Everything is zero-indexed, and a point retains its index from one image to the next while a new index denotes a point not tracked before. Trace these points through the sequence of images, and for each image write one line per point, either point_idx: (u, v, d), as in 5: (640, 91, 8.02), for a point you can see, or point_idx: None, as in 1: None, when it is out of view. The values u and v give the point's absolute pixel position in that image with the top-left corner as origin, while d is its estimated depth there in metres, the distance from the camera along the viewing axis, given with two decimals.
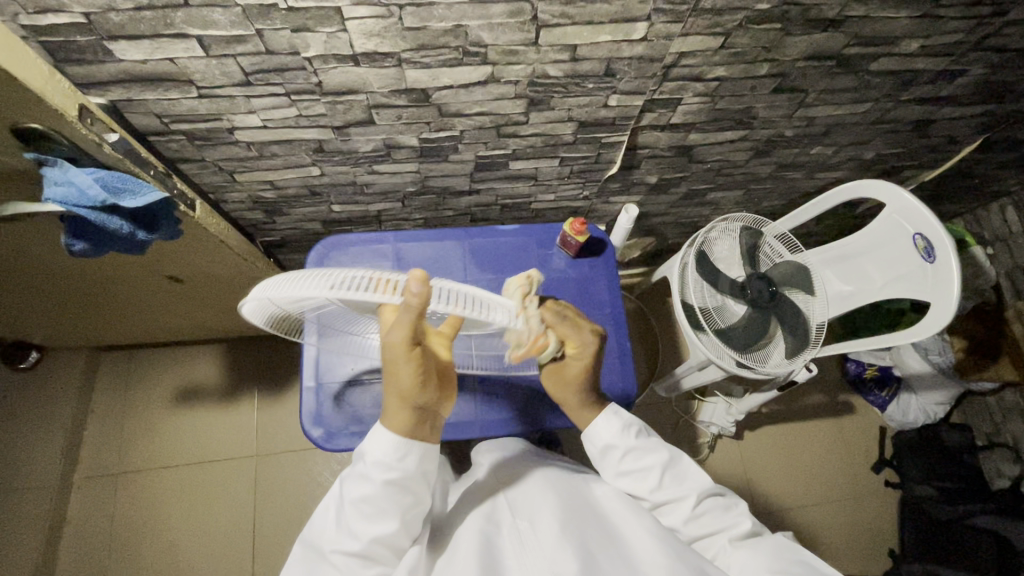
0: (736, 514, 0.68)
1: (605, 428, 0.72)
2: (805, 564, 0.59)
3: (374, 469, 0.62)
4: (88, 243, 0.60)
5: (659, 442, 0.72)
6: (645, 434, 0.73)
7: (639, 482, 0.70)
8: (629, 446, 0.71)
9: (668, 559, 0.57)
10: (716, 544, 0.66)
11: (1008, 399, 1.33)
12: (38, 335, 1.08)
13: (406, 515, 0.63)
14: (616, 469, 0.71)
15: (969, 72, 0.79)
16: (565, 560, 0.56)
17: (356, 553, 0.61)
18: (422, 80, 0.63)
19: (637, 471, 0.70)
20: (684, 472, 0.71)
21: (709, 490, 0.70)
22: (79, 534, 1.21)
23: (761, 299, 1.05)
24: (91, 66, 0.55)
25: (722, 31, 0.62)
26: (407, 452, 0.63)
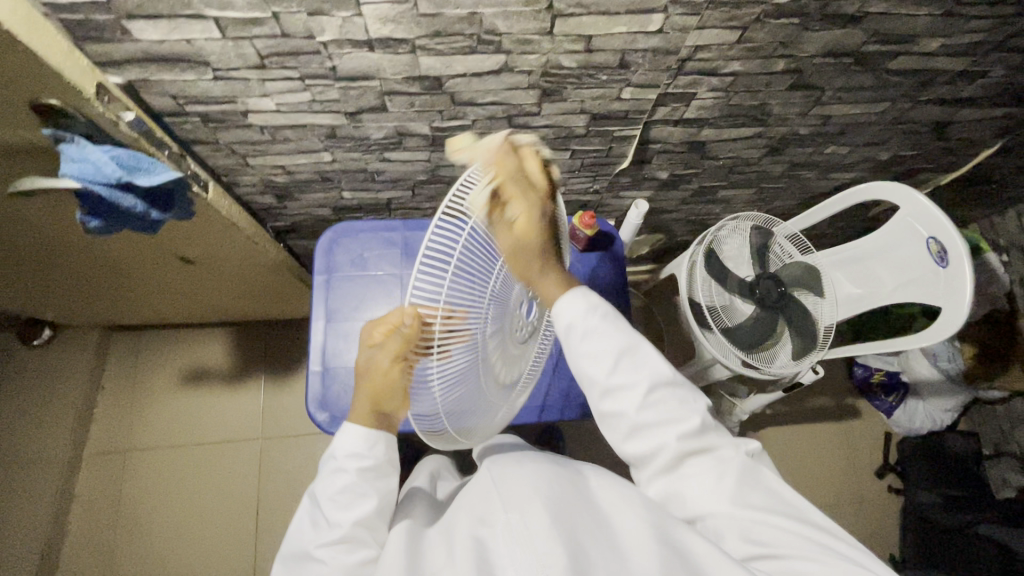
0: (689, 410, 0.63)
1: (568, 305, 0.61)
2: (768, 490, 0.62)
3: (346, 459, 0.64)
4: (103, 220, 0.60)
5: (621, 326, 0.64)
6: (607, 315, 0.64)
7: (592, 366, 0.62)
8: (589, 325, 0.62)
9: (660, 546, 0.55)
10: (663, 435, 0.62)
11: (1016, 408, 1.31)
12: (51, 312, 1.09)
13: (383, 498, 0.65)
14: (570, 346, 0.63)
15: (990, 73, 0.78)
16: (554, 558, 0.53)
17: (337, 542, 0.61)
18: (436, 68, 0.63)
19: (593, 356, 0.62)
20: (642, 360, 0.63)
21: (667, 380, 0.64)
22: (87, 510, 1.24)
23: (769, 298, 1.04)
24: (110, 44, 0.56)
25: (739, 24, 0.62)
26: (376, 441, 0.65)
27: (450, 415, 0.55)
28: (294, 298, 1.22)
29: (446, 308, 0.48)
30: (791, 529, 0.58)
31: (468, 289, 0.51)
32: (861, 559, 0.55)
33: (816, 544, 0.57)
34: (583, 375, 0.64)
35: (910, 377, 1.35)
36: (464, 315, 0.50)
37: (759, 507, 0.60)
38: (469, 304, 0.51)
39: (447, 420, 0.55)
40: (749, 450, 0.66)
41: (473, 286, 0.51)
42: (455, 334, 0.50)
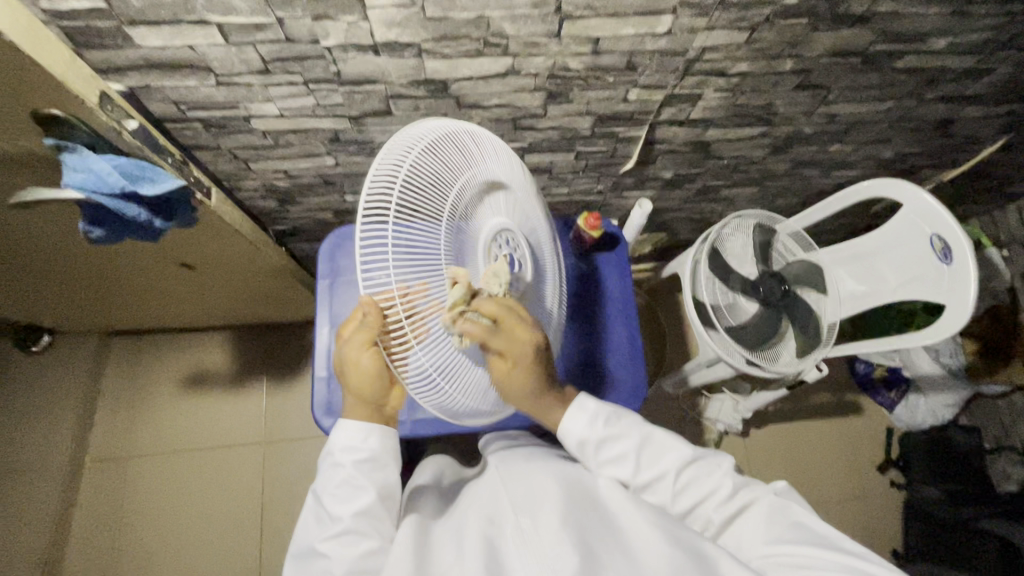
0: (719, 476, 0.66)
1: (574, 421, 0.67)
2: (802, 525, 0.59)
3: (341, 453, 0.65)
4: (106, 230, 0.59)
5: (629, 421, 0.69)
6: (615, 415, 0.69)
7: (617, 471, 0.67)
8: (600, 437, 0.67)
9: (672, 549, 0.55)
10: (704, 512, 0.66)
11: (1018, 402, 1.31)
12: (50, 318, 1.08)
13: (382, 489, 0.64)
14: (589, 465, 0.68)
15: (997, 71, 0.77)
16: (567, 561, 0.52)
17: (340, 535, 0.60)
18: (441, 71, 0.63)
19: (614, 460, 0.67)
20: (658, 446, 0.68)
21: (685, 457, 0.67)
22: (90, 515, 1.23)
23: (773, 297, 1.06)
24: (111, 51, 0.55)
25: (748, 25, 0.61)
26: (369, 432, 0.65)
27: (449, 382, 0.56)
28: (296, 302, 1.21)
29: (399, 286, 0.49)
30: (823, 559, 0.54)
31: (419, 260, 0.50)
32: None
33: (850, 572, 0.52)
34: None
35: (912, 373, 1.33)
36: (422, 286, 0.50)
37: (790, 539, 0.58)
38: (426, 273, 0.50)
39: (445, 385, 0.56)
40: (782, 489, 0.65)
41: (425, 255, 0.50)
42: (423, 309, 0.51)
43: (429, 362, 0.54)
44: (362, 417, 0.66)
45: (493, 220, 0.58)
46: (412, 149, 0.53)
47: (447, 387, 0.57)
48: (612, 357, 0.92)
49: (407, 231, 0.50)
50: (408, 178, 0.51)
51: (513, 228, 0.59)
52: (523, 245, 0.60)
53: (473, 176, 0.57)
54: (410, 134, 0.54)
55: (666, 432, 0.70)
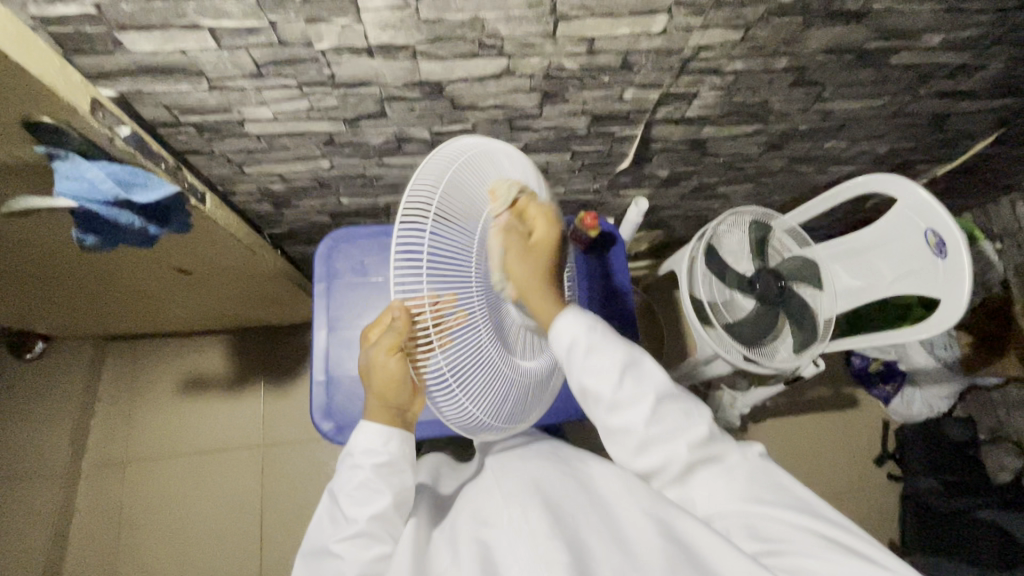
0: (696, 419, 0.63)
1: (565, 330, 0.60)
2: (779, 489, 0.60)
3: (361, 456, 0.64)
4: (99, 236, 0.59)
5: (622, 342, 0.64)
6: (605, 332, 0.64)
7: (595, 382, 0.62)
8: (590, 345, 0.61)
9: (662, 540, 0.51)
10: (673, 449, 0.62)
11: (1012, 393, 1.32)
12: (45, 325, 1.07)
13: (398, 493, 0.63)
14: (571, 370, 0.62)
15: (990, 66, 0.78)
16: (556, 555, 0.49)
17: (354, 537, 0.59)
18: (436, 72, 0.62)
19: (597, 374, 0.62)
20: (644, 375, 0.63)
21: (670, 393, 0.63)
22: (89, 521, 1.22)
23: (771, 293, 1.05)
24: (101, 56, 0.54)
25: (743, 23, 0.61)
26: (391, 437, 0.64)
27: (470, 400, 0.57)
28: (292, 304, 1.21)
29: (431, 294, 0.50)
30: (799, 525, 0.55)
31: (450, 270, 0.51)
32: (873, 554, 0.52)
33: (825, 542, 0.53)
34: (586, 395, 0.64)
35: (908, 367, 1.33)
36: (452, 298, 0.51)
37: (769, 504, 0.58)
38: (455, 286, 0.52)
39: (464, 399, 0.56)
40: (757, 453, 0.65)
41: (456, 271, 0.52)
42: (448, 320, 0.52)
43: (451, 375, 0.54)
44: (383, 421, 0.64)
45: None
46: (451, 165, 0.54)
47: (469, 406, 0.57)
48: None
49: (443, 243, 0.50)
50: (445, 194, 0.52)
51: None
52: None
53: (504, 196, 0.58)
54: (452, 147, 0.55)
55: (653, 361, 0.65)
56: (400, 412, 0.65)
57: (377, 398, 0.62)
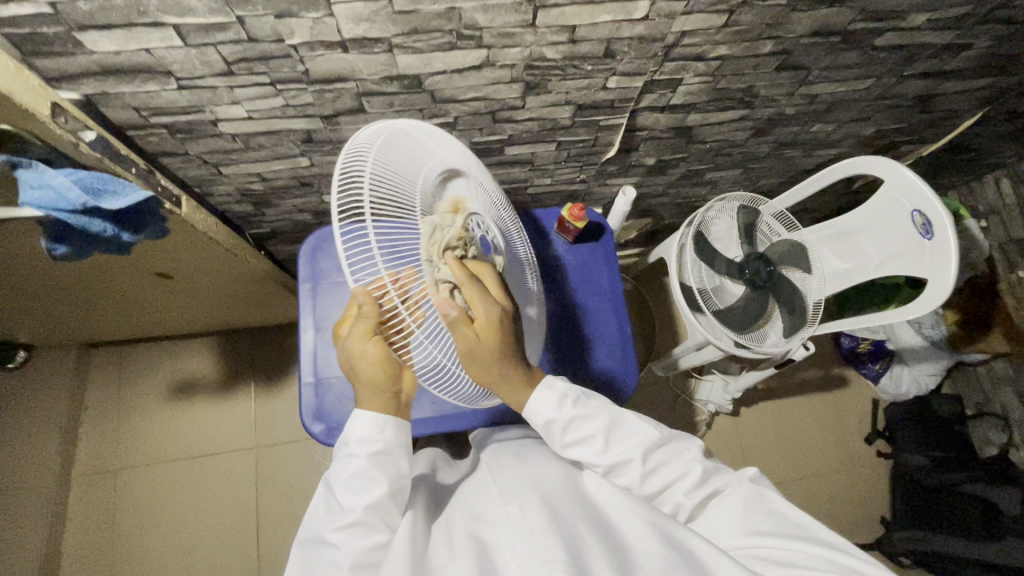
0: (688, 461, 0.64)
1: (541, 402, 0.63)
2: (773, 514, 0.60)
3: (356, 445, 0.60)
4: (71, 246, 0.58)
5: (600, 404, 0.66)
6: (584, 396, 0.66)
7: (580, 450, 0.64)
8: (568, 417, 0.63)
9: (664, 549, 0.52)
10: (674, 496, 0.64)
11: (997, 368, 1.34)
12: (25, 334, 1.04)
13: (395, 481, 0.61)
14: (557, 440, 0.64)
15: (974, 45, 0.77)
16: (555, 556, 0.49)
17: (350, 526, 0.57)
18: (414, 66, 0.60)
19: (581, 440, 0.64)
20: (629, 429, 0.65)
21: (656, 441, 0.64)
22: (82, 529, 1.21)
23: (760, 278, 1.03)
24: (61, 58, 0.52)
25: (726, 8, 0.60)
26: (386, 424, 0.61)
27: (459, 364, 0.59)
28: (279, 304, 1.19)
29: (390, 275, 0.47)
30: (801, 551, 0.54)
31: (403, 249, 0.49)
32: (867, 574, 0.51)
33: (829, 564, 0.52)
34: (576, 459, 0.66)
35: (896, 346, 1.34)
36: (411, 272, 0.49)
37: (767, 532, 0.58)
38: (414, 262, 0.50)
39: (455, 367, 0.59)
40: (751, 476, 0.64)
41: (409, 249, 0.50)
42: (415, 295, 0.50)
43: (431, 345, 0.55)
44: (378, 408, 0.61)
45: (462, 207, 0.59)
46: (374, 143, 0.52)
47: (454, 369, 0.59)
48: (604, 347, 0.91)
49: (389, 226, 0.49)
50: (378, 176, 0.50)
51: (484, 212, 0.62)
52: (494, 230, 0.62)
53: (436, 163, 0.58)
54: (371, 128, 0.53)
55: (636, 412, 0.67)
56: (395, 398, 0.62)
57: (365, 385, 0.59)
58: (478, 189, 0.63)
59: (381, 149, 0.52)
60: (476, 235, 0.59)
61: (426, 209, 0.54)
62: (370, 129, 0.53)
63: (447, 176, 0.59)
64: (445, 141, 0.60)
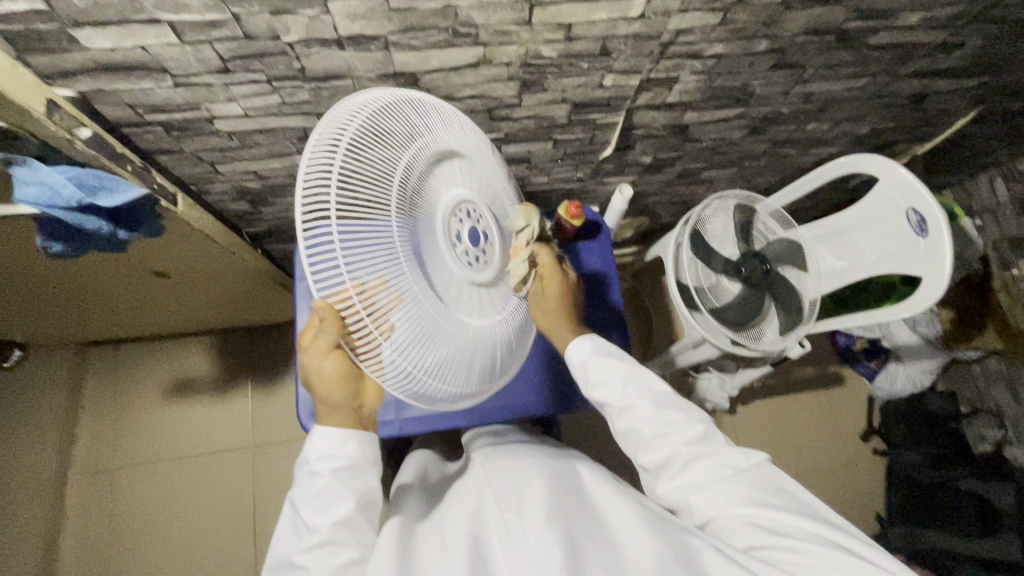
0: (693, 420, 0.65)
1: (580, 345, 0.69)
2: (781, 493, 0.60)
3: (318, 462, 0.62)
4: (68, 244, 0.58)
5: (626, 357, 0.70)
6: (614, 351, 0.70)
7: (603, 392, 0.67)
8: (599, 361, 0.68)
9: (657, 542, 0.52)
10: (671, 446, 0.63)
11: (991, 366, 1.35)
12: (21, 333, 1.03)
13: (361, 497, 0.62)
14: (585, 381, 0.69)
15: (967, 44, 0.78)
16: (552, 559, 0.49)
17: (318, 547, 0.58)
18: (410, 63, 0.60)
19: (603, 385, 0.67)
20: (645, 381, 0.68)
21: (669, 396, 0.67)
22: (77, 529, 1.21)
23: (755, 277, 1.04)
24: (57, 55, 0.52)
25: (722, 6, 0.60)
26: (349, 439, 0.63)
27: (436, 377, 0.57)
28: (276, 303, 1.19)
29: (355, 284, 0.48)
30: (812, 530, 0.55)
31: (372, 253, 0.49)
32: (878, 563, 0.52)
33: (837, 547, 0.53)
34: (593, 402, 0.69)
35: (891, 344, 1.35)
36: (379, 281, 0.49)
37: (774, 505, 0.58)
38: (382, 268, 0.49)
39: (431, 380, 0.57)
40: (761, 458, 0.63)
41: (379, 249, 0.49)
42: (382, 304, 0.50)
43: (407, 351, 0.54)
44: (340, 423, 0.63)
45: (445, 194, 0.57)
46: (350, 127, 0.51)
47: (431, 380, 0.57)
48: None
49: (357, 226, 0.48)
50: (348, 168, 0.49)
51: (470, 202, 0.59)
52: (487, 217, 0.61)
53: (421, 148, 0.56)
54: (344, 108, 0.52)
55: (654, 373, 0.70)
56: (357, 411, 0.64)
57: (324, 402, 0.61)
58: (465, 173, 0.61)
59: (357, 133, 0.51)
60: (460, 227, 0.57)
61: (404, 199, 0.53)
62: (347, 109, 0.52)
63: (431, 163, 0.57)
64: (432, 120, 0.59)
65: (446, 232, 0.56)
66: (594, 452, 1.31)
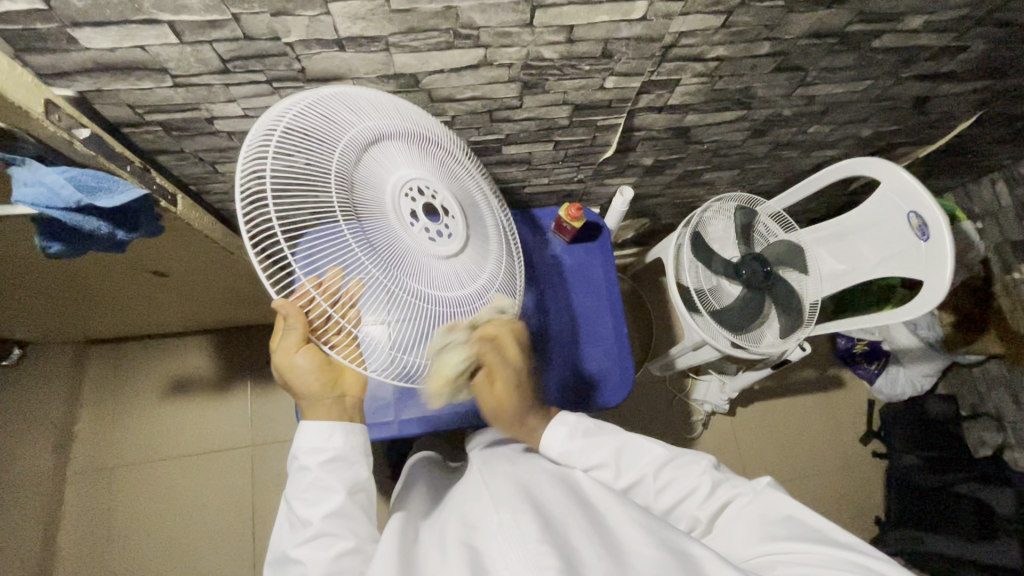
0: (698, 473, 0.67)
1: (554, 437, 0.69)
2: (789, 517, 0.60)
3: (306, 456, 0.61)
4: (64, 244, 0.58)
5: (608, 430, 0.70)
6: (591, 427, 0.71)
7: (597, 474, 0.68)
8: (579, 447, 0.68)
9: (658, 552, 0.51)
10: (689, 510, 0.66)
11: (992, 370, 1.34)
12: (19, 331, 1.03)
13: (351, 488, 0.61)
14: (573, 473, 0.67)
15: (970, 48, 0.78)
16: (550, 559, 0.48)
17: (312, 540, 0.57)
18: (411, 65, 0.60)
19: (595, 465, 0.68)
20: (637, 450, 0.69)
21: (666, 459, 0.68)
22: (75, 527, 1.21)
23: (756, 279, 1.03)
24: (56, 55, 0.51)
25: (724, 8, 0.60)
26: (334, 430, 0.62)
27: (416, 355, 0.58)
28: (275, 303, 1.19)
29: (312, 281, 0.52)
30: (823, 551, 0.54)
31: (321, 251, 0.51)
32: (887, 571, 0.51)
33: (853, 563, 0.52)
34: None
35: (892, 347, 1.37)
36: (334, 274, 0.52)
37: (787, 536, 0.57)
38: (335, 261, 0.52)
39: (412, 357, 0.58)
40: (767, 484, 0.64)
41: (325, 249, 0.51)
42: (345, 291, 0.53)
43: (383, 334, 0.55)
44: (323, 416, 0.62)
45: (392, 174, 0.55)
46: (273, 136, 0.51)
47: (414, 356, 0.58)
48: (598, 347, 0.91)
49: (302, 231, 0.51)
50: (281, 173, 0.51)
51: (420, 176, 0.56)
52: (439, 191, 0.57)
53: (359, 131, 0.55)
54: (271, 113, 0.53)
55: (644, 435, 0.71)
56: (342, 402, 0.64)
57: (305, 394, 0.61)
58: (414, 148, 0.58)
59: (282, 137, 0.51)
60: (411, 205, 0.54)
61: (343, 189, 0.52)
62: (270, 118, 0.52)
63: (371, 142, 0.55)
64: (364, 107, 0.57)
65: (398, 211, 0.54)
66: None
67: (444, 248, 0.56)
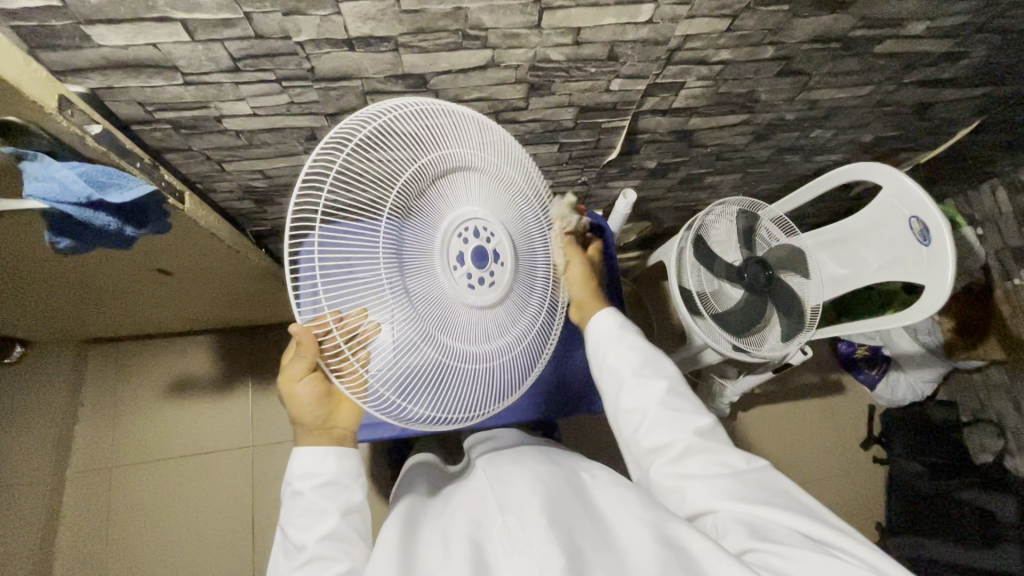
0: (704, 419, 0.67)
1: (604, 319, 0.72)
2: (785, 494, 0.61)
3: (299, 481, 0.61)
4: (73, 240, 0.59)
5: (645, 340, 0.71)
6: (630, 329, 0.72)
7: (619, 364, 0.69)
8: (618, 337, 0.70)
9: (658, 547, 0.51)
10: (682, 436, 0.65)
11: (993, 376, 1.35)
12: (22, 330, 1.03)
13: (347, 509, 0.62)
14: (599, 358, 0.71)
15: (972, 54, 0.78)
16: (552, 560, 0.48)
17: (306, 563, 0.57)
18: (420, 65, 0.61)
19: (622, 356, 0.69)
20: (661, 368, 0.69)
21: (684, 390, 0.68)
22: (75, 529, 1.20)
23: (758, 283, 1.03)
24: (69, 52, 0.52)
25: (729, 12, 0.60)
26: (325, 456, 0.62)
27: (423, 399, 0.60)
28: (278, 303, 1.19)
29: (334, 314, 0.53)
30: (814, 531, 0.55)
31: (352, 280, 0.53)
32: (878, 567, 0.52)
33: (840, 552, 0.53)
34: (606, 373, 0.70)
35: (892, 351, 1.37)
36: (358, 311, 0.53)
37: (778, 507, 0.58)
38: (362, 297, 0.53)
39: (416, 401, 0.60)
40: (763, 462, 0.65)
41: (359, 256, 0.53)
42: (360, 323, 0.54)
43: (389, 376, 0.57)
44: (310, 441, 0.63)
45: (454, 211, 0.57)
46: (364, 130, 0.54)
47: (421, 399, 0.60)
48: None
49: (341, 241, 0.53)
50: (343, 174, 0.53)
51: (481, 217, 0.58)
52: (496, 235, 0.58)
53: (433, 161, 0.56)
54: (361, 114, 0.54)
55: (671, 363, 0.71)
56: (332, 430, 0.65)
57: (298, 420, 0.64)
58: (486, 184, 0.59)
59: (365, 137, 0.54)
60: (462, 247, 0.56)
61: (400, 205, 0.55)
62: (354, 121, 0.54)
63: (441, 177, 0.57)
64: (466, 135, 0.58)
65: (447, 252, 0.56)
66: (594, 457, 1.30)
67: (472, 295, 0.57)
